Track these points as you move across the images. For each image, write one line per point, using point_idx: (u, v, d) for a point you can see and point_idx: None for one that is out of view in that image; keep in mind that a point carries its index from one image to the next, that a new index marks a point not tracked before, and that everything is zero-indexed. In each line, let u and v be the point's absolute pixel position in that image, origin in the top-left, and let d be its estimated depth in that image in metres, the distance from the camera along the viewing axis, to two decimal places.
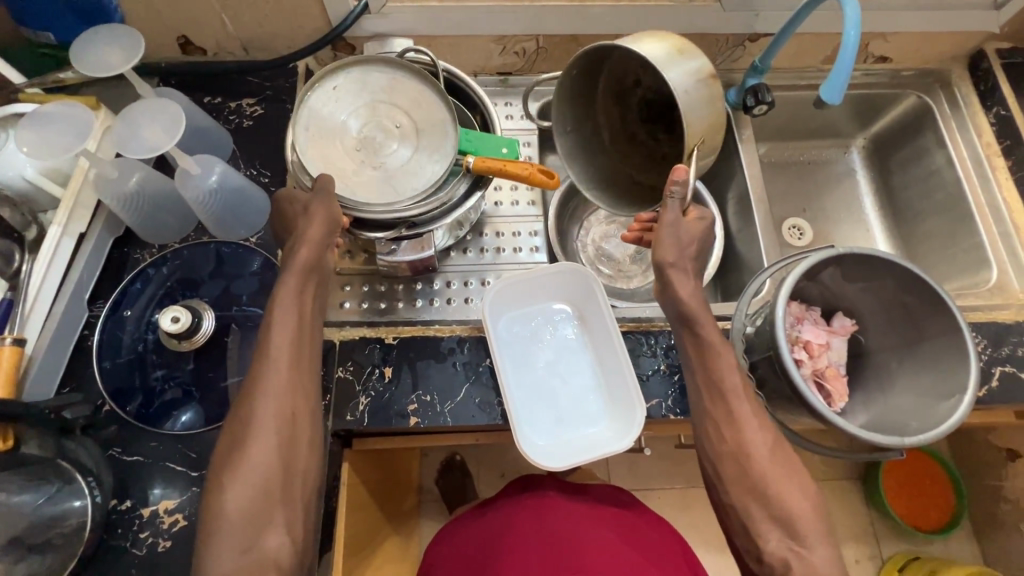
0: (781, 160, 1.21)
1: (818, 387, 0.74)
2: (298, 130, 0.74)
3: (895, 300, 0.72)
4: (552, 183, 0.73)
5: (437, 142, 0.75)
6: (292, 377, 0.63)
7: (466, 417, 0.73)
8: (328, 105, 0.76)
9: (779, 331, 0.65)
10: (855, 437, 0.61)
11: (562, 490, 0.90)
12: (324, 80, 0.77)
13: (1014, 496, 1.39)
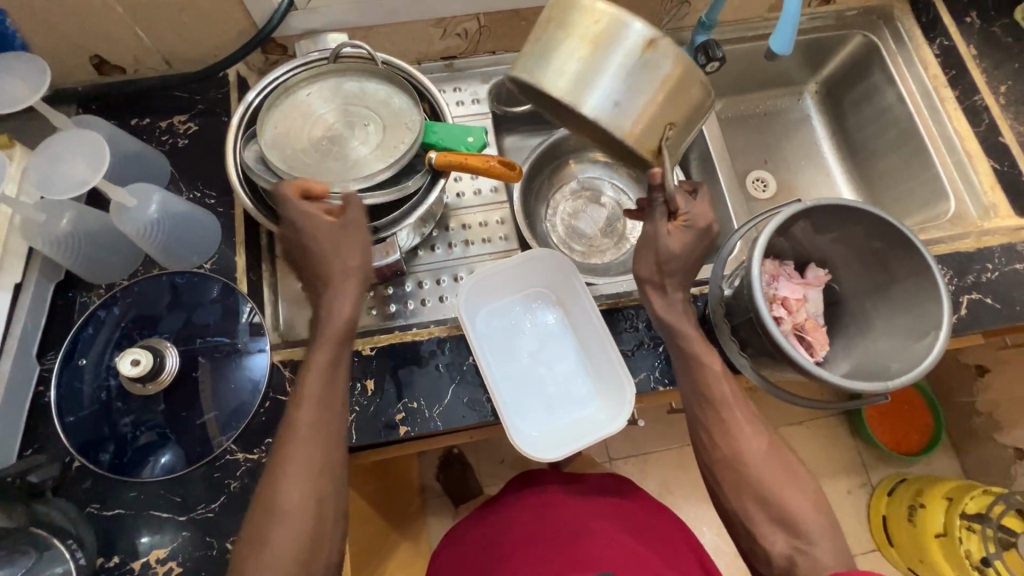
0: (738, 115, 1.21)
1: (801, 340, 0.74)
2: (267, 137, 0.71)
3: (865, 245, 0.73)
4: (515, 177, 0.70)
5: (401, 140, 0.72)
6: (319, 449, 0.62)
7: (457, 419, 0.72)
8: (299, 114, 0.74)
9: (755, 284, 0.65)
10: (840, 388, 0.62)
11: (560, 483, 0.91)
12: (293, 90, 0.75)
13: (986, 409, 1.48)
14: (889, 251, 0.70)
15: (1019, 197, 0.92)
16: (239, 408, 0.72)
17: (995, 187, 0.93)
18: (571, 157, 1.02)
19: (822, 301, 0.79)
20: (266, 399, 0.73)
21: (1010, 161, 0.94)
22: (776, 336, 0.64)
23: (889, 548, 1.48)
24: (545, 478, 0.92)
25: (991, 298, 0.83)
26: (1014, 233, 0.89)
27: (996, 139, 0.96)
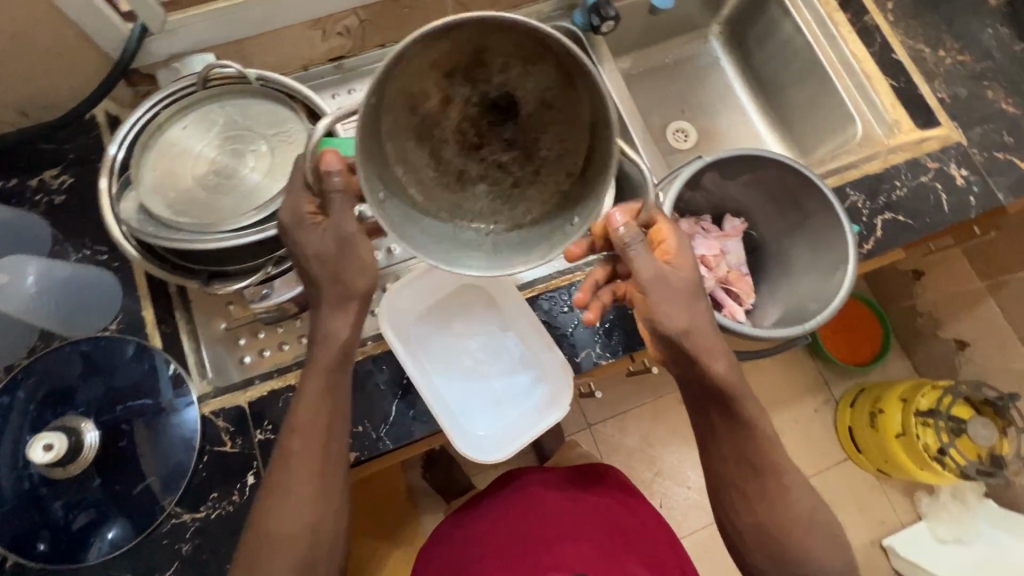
0: (649, 69, 1.21)
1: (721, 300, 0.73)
2: (145, 185, 0.66)
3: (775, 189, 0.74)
4: None
5: (293, 160, 0.68)
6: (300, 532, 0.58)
7: (405, 434, 0.70)
8: (176, 154, 0.68)
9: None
10: (758, 337, 0.65)
11: (544, 485, 0.90)
12: (163, 127, 0.69)
13: (927, 309, 1.59)
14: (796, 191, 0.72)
15: (920, 110, 0.93)
16: (178, 468, 0.68)
17: (896, 104, 0.94)
18: None
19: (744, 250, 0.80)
20: (202, 453, 0.69)
21: (906, 76, 0.95)
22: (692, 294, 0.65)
23: (858, 455, 1.57)
24: (525, 478, 0.92)
25: (903, 215, 0.86)
26: (918, 147, 0.90)
27: (890, 56, 0.96)
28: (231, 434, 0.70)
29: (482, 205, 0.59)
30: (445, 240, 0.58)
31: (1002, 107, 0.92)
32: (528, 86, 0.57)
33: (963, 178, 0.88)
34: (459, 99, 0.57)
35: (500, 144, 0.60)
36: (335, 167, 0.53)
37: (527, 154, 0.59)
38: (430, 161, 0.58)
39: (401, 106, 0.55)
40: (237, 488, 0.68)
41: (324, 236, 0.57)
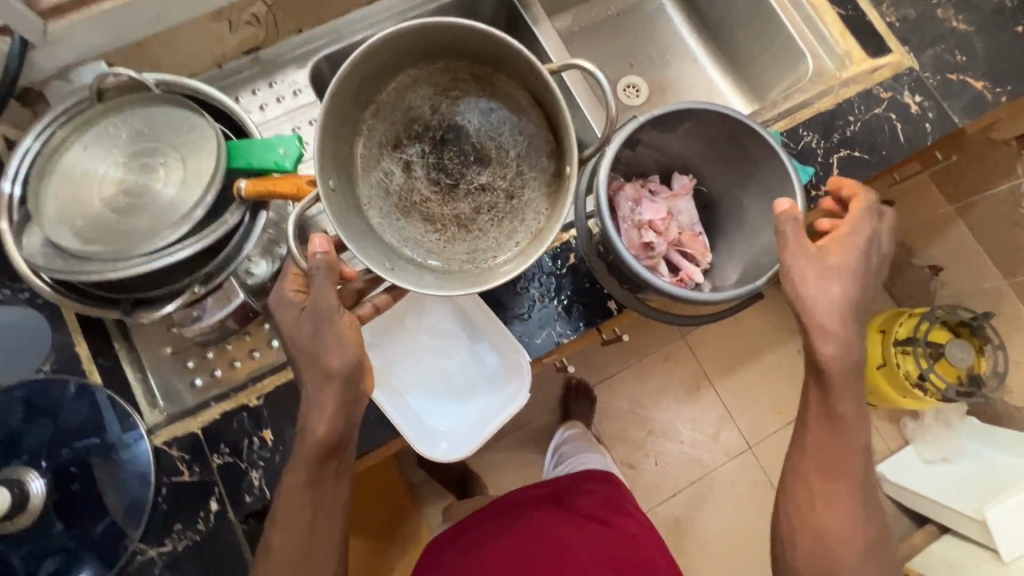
0: (591, 24, 1.15)
1: (678, 263, 0.73)
2: (47, 216, 0.61)
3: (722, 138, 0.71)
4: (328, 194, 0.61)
5: (204, 166, 0.63)
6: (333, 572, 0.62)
7: (369, 439, 0.68)
8: (75, 178, 0.63)
9: (601, 211, 0.64)
10: (711, 302, 0.63)
11: (547, 513, 0.95)
12: (58, 151, 0.63)
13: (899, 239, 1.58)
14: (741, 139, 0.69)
15: (869, 37, 0.89)
16: (136, 504, 0.65)
17: (846, 34, 0.90)
18: None
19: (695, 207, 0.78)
20: (160, 486, 0.66)
21: (853, 3, 0.91)
22: (632, 266, 0.62)
23: None
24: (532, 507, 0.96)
25: (859, 151, 0.83)
26: (870, 77, 0.86)
27: None
28: (187, 463, 0.67)
29: (488, 228, 0.66)
30: (475, 262, 0.64)
31: (953, 26, 0.88)
32: (456, 110, 0.68)
33: (918, 105, 0.85)
34: (415, 160, 0.68)
35: (473, 168, 0.68)
36: (321, 248, 0.58)
37: (498, 163, 0.68)
38: (425, 218, 0.67)
39: (378, 191, 0.66)
40: (200, 517, 0.66)
41: (303, 316, 0.60)
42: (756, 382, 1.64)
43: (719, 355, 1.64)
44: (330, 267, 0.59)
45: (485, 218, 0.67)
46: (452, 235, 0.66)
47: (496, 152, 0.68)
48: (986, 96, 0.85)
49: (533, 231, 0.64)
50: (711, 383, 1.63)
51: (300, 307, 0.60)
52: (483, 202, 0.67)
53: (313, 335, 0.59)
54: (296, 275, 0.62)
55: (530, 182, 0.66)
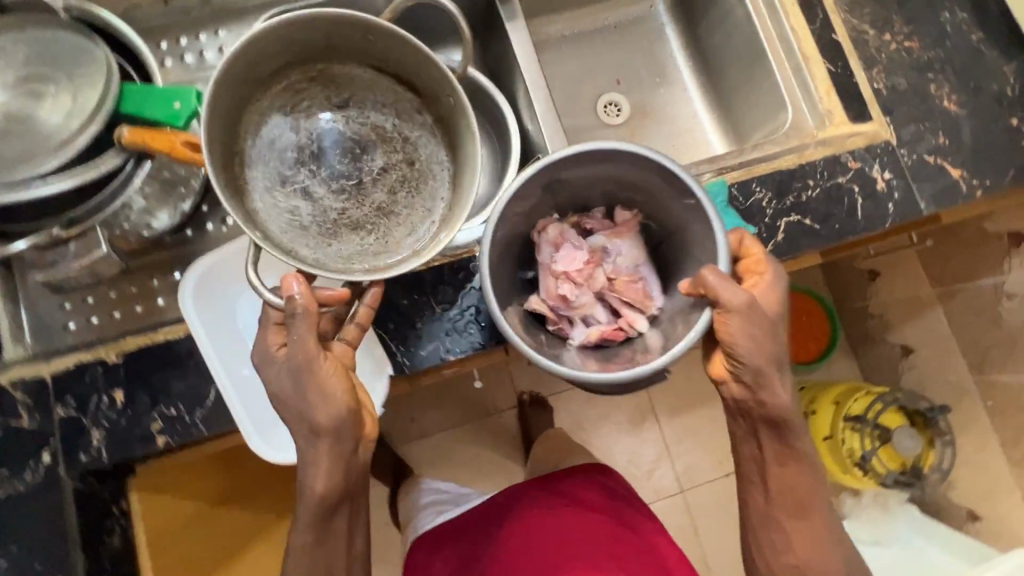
0: (584, 30, 1.09)
1: (618, 309, 0.72)
2: None
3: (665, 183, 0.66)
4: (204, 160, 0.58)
5: (89, 102, 0.59)
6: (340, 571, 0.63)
7: (222, 421, 0.65)
8: None
9: (484, 271, 0.62)
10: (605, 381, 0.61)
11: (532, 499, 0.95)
12: None
13: (877, 311, 1.54)
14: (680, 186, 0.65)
15: (853, 100, 0.83)
16: None
17: (830, 92, 0.84)
18: None
19: (643, 245, 0.76)
20: None
21: (844, 60, 0.84)
22: (518, 346, 0.60)
23: None
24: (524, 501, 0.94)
25: (811, 219, 0.78)
26: (842, 142, 0.81)
27: (829, 37, 0.85)
28: (29, 409, 0.64)
29: (409, 202, 0.68)
30: (417, 231, 0.66)
31: (943, 105, 0.82)
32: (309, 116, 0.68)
33: (885, 182, 0.80)
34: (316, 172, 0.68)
35: (367, 158, 0.69)
36: (298, 289, 0.56)
37: (395, 136, 0.69)
38: (349, 227, 0.67)
39: (293, 230, 0.64)
40: (29, 467, 0.63)
41: (286, 368, 0.58)
42: (702, 428, 1.59)
43: (669, 393, 1.59)
44: (311, 313, 0.56)
45: (401, 197, 0.68)
46: (384, 226, 0.67)
47: (377, 138, 0.69)
48: (961, 186, 0.80)
49: (454, 175, 0.67)
50: (656, 420, 1.58)
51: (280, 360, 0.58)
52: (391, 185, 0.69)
53: (296, 389, 0.57)
54: (271, 325, 0.60)
55: (421, 146, 0.69)
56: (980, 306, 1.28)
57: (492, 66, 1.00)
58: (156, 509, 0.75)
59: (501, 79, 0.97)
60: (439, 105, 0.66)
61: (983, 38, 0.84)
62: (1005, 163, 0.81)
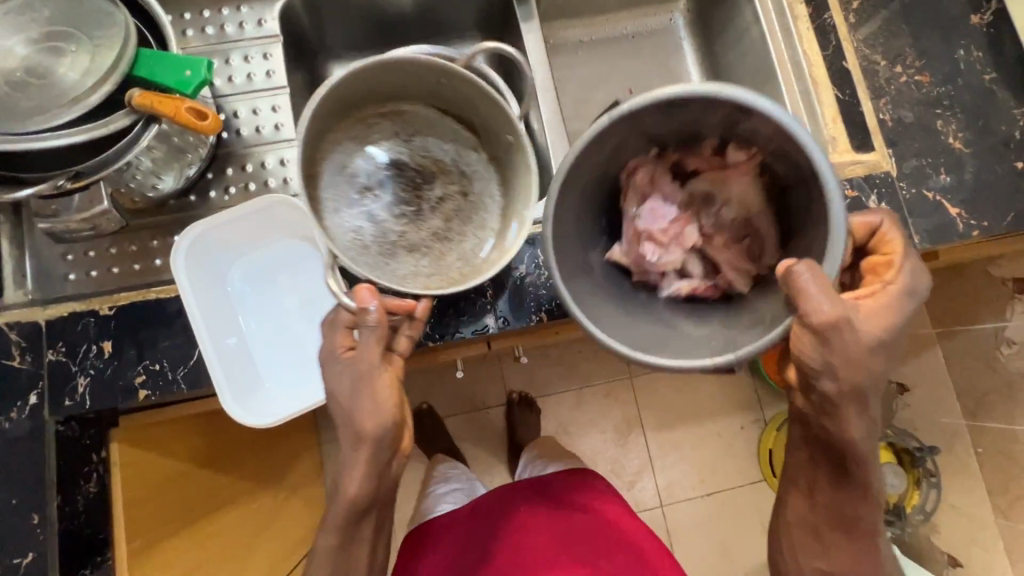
0: (602, 37, 1.10)
1: (715, 265, 0.63)
2: None
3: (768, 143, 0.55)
4: (209, 128, 0.62)
5: (104, 62, 0.62)
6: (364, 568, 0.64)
7: (202, 382, 0.67)
8: None
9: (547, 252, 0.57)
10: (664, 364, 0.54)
11: (525, 499, 0.96)
12: None
13: None
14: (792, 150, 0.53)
15: (857, 129, 0.83)
16: None
17: (836, 119, 0.85)
18: None
19: (763, 186, 0.61)
20: None
21: (853, 88, 0.84)
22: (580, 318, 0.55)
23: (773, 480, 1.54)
24: (516, 504, 0.95)
25: None
26: (842, 169, 0.81)
27: (840, 64, 0.85)
28: (21, 350, 0.67)
29: (461, 231, 0.76)
30: (468, 259, 0.74)
31: (948, 142, 0.82)
32: (373, 146, 0.77)
33: None
34: (380, 197, 0.76)
35: (425, 186, 0.77)
36: (370, 301, 0.60)
37: (453, 172, 0.78)
38: (407, 249, 0.74)
39: (356, 247, 0.72)
40: (16, 406, 0.66)
41: (349, 372, 0.59)
42: (689, 444, 1.58)
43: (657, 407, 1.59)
44: (381, 324, 0.60)
45: (455, 225, 0.76)
46: (438, 251, 0.75)
47: (436, 168, 0.78)
48: (958, 225, 0.79)
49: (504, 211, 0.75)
50: (643, 431, 1.58)
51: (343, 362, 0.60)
52: (447, 214, 0.77)
53: (353, 393, 0.59)
54: (341, 327, 0.62)
55: (475, 178, 0.78)
56: (978, 350, 1.28)
57: (507, 65, 1.01)
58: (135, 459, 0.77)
59: (514, 78, 0.99)
60: (496, 146, 0.76)
61: (996, 78, 0.83)
62: (1005, 207, 0.80)
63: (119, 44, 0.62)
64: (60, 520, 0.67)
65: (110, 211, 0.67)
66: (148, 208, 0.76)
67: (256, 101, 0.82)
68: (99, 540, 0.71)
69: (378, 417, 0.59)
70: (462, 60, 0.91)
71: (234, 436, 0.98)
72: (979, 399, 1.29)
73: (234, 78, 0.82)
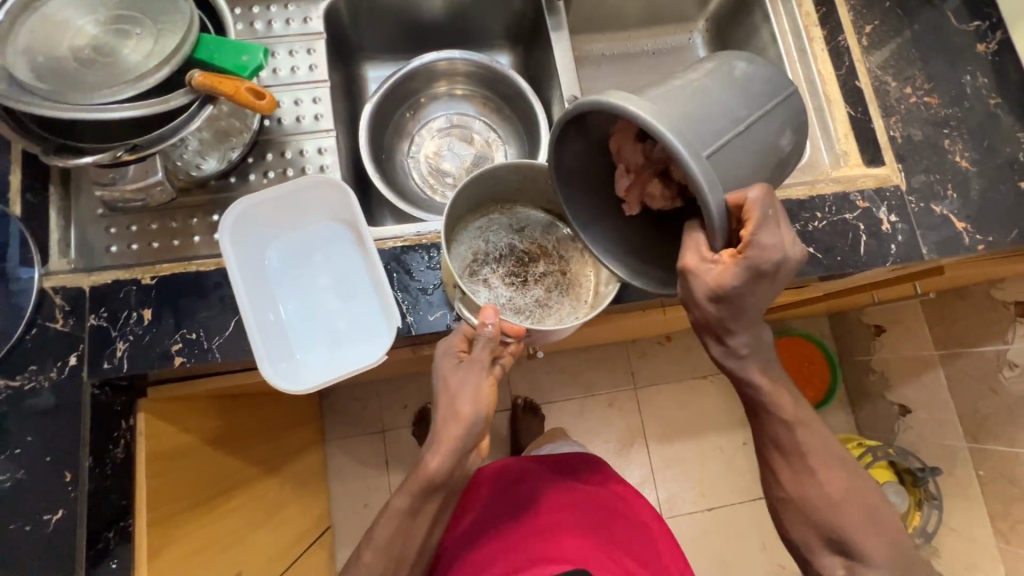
0: (625, 52, 1.16)
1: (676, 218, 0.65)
2: (18, 33, 0.64)
3: (688, 118, 0.54)
4: (266, 107, 0.67)
5: (167, 46, 0.65)
6: (398, 542, 0.66)
7: (235, 352, 0.70)
8: (57, 14, 0.66)
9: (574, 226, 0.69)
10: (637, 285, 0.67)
11: (544, 476, 0.98)
12: None
13: (880, 366, 1.53)
14: (693, 137, 0.53)
15: (869, 145, 0.87)
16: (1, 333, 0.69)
17: (849, 135, 0.89)
18: (422, 95, 1.05)
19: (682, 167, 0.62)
20: (33, 324, 0.70)
21: (865, 106, 0.89)
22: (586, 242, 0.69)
23: None
24: (538, 479, 0.97)
25: (815, 248, 0.82)
26: (854, 181, 0.85)
27: (853, 84, 0.90)
28: (65, 313, 0.71)
29: (562, 302, 0.79)
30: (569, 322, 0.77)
31: (955, 160, 0.86)
32: (485, 236, 0.80)
33: (890, 224, 0.83)
34: (490, 273, 0.79)
35: (529, 263, 0.81)
36: (492, 319, 0.65)
37: (554, 252, 0.81)
38: (512, 312, 0.77)
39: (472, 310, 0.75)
40: (56, 366, 0.70)
41: (464, 370, 0.64)
42: (691, 457, 1.59)
43: (661, 418, 1.61)
44: (496, 339, 0.65)
45: (555, 294, 0.79)
46: (539, 315, 0.77)
47: (539, 249, 0.81)
48: (963, 238, 0.83)
49: (596, 284, 0.79)
50: (645, 442, 1.59)
51: (460, 361, 0.65)
52: (547, 284, 0.80)
53: (461, 384, 0.63)
54: (460, 334, 0.68)
55: (573, 257, 0.81)
56: (980, 372, 1.25)
57: (534, 73, 1.06)
58: (157, 430, 0.76)
59: (542, 84, 1.04)
60: None
61: (1002, 103, 0.87)
62: (1009, 223, 0.83)
63: (182, 28, 0.65)
64: (88, 481, 0.68)
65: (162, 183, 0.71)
66: (191, 187, 0.79)
67: (297, 93, 0.86)
68: (122, 508, 0.70)
69: (472, 416, 0.61)
70: (492, 64, 0.98)
71: (244, 420, 0.99)
72: (979, 421, 1.27)
73: (278, 69, 0.86)
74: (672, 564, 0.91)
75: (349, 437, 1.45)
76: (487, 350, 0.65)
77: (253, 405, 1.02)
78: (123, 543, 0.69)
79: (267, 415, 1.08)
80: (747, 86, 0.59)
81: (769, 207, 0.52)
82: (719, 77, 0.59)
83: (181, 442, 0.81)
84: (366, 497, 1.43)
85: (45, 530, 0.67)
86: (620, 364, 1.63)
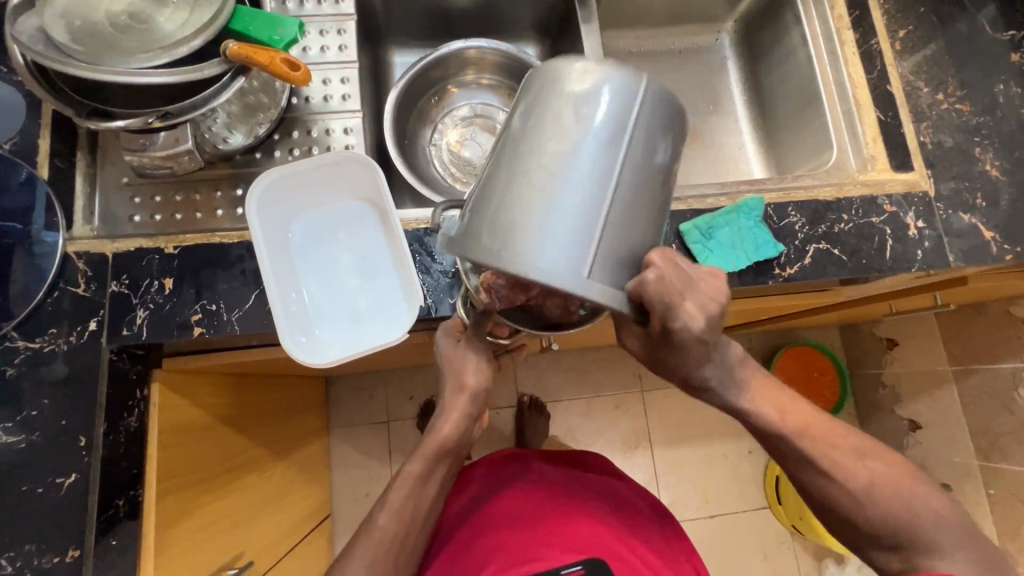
0: (652, 50, 1.16)
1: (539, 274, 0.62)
2: None
3: (556, 229, 0.49)
4: (300, 79, 0.67)
5: (203, 15, 0.66)
6: (408, 524, 0.65)
7: (255, 325, 0.70)
8: None
9: None
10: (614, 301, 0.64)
11: (541, 462, 0.98)
12: None
13: (890, 380, 1.52)
14: (570, 243, 0.49)
15: (898, 150, 0.86)
16: (25, 294, 0.69)
17: (877, 139, 0.88)
18: (450, 82, 1.05)
19: None
20: (57, 288, 0.70)
21: (896, 111, 0.88)
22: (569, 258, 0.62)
23: (778, 507, 1.52)
24: (536, 465, 0.97)
25: (839, 250, 0.81)
26: (882, 186, 0.84)
27: (885, 88, 0.89)
28: (87, 278, 0.71)
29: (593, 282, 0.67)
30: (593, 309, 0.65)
31: (985, 169, 0.85)
32: None
33: (917, 230, 0.82)
34: None
35: None
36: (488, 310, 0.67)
37: None
38: None
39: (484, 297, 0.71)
40: (76, 331, 0.70)
41: (465, 347, 0.68)
42: (696, 464, 1.57)
43: (668, 422, 1.59)
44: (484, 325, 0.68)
45: None
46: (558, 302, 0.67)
47: None
48: (991, 247, 0.82)
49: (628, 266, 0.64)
50: (650, 446, 1.58)
51: (459, 341, 0.68)
52: None
53: (464, 359, 0.67)
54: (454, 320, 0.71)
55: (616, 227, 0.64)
56: (995, 390, 1.22)
57: None
58: (172, 402, 0.75)
59: None
60: None
61: None
62: None
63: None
64: (103, 447, 0.68)
65: (191, 152, 0.71)
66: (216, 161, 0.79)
67: (326, 72, 0.86)
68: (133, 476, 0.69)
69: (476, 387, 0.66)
70: (520, 55, 0.97)
71: (254, 401, 0.98)
72: (992, 439, 1.24)
73: (308, 48, 0.86)
74: (678, 551, 0.90)
75: (354, 425, 1.45)
76: (483, 326, 0.67)
77: (263, 385, 1.02)
78: (134, 511, 0.69)
79: (275, 396, 1.08)
80: (587, 117, 0.50)
81: (668, 286, 0.51)
82: (556, 139, 0.50)
83: (194, 416, 0.80)
84: (366, 486, 1.42)
85: (57, 493, 0.67)
86: (628, 366, 1.61)
